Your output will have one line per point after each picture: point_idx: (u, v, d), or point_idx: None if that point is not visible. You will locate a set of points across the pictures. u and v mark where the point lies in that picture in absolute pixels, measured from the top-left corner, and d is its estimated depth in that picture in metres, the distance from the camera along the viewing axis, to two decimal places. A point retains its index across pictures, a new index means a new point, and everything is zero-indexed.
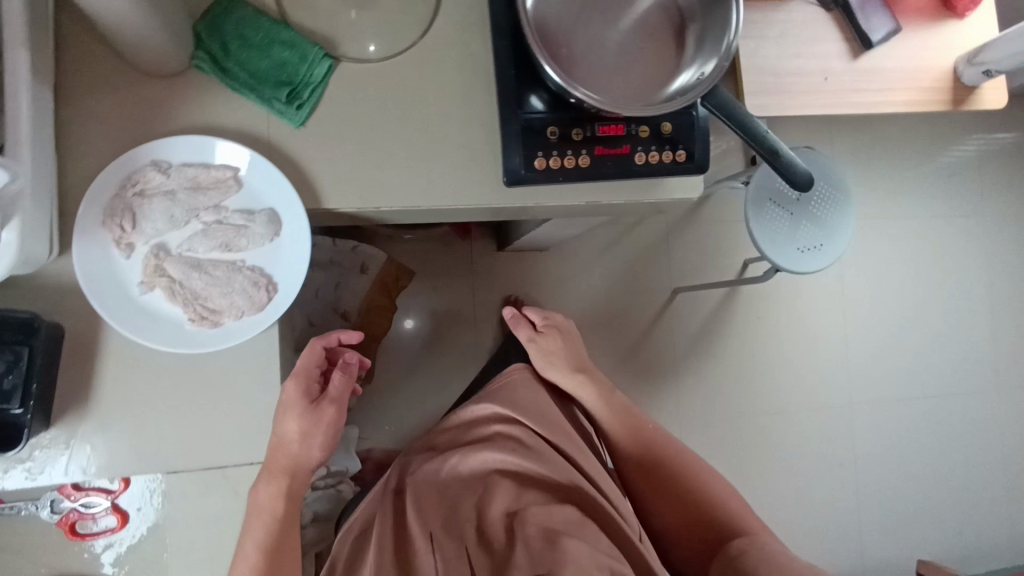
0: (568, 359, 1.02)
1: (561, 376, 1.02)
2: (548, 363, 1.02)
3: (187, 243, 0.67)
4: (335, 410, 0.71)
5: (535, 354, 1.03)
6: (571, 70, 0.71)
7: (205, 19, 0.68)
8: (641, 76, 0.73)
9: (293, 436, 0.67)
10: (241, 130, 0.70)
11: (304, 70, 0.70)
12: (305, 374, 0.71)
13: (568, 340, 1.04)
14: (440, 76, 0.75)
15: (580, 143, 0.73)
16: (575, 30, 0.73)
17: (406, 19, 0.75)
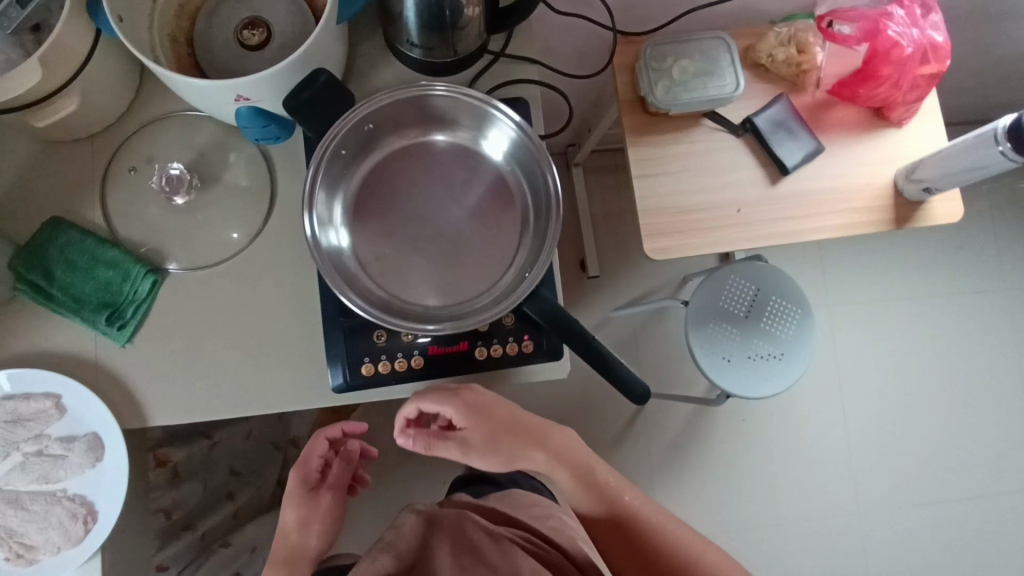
0: (518, 447, 0.78)
1: (524, 460, 0.79)
2: (496, 453, 0.76)
3: (6, 478, 0.67)
4: (332, 498, 0.80)
5: (473, 450, 0.75)
6: (393, 275, 0.67)
7: (26, 247, 0.69)
8: (474, 269, 0.68)
9: (291, 524, 0.78)
10: (68, 352, 0.70)
11: (127, 288, 0.69)
12: (305, 465, 0.79)
13: (505, 418, 0.76)
14: (276, 275, 0.73)
15: (411, 344, 0.69)
16: (397, 228, 0.69)
17: (236, 220, 0.73)
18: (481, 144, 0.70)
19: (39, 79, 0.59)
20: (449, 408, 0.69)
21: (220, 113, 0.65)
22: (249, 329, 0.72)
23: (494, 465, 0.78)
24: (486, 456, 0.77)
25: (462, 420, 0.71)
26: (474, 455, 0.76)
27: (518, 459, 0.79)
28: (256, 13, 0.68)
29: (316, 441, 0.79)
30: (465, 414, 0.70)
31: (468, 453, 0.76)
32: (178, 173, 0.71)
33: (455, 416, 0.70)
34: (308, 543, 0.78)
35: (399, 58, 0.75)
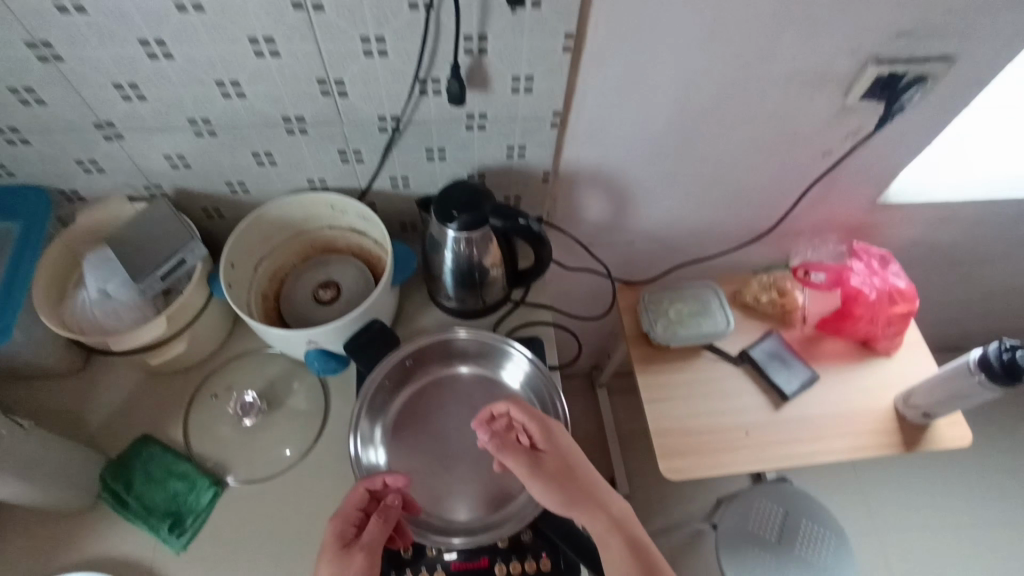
0: (585, 493, 0.67)
1: (585, 517, 0.66)
2: (563, 490, 0.67)
3: None
4: (369, 561, 0.62)
5: (540, 475, 0.68)
6: (420, 492, 0.76)
7: (118, 462, 0.82)
8: (493, 485, 0.76)
9: None
10: (127, 560, 0.78)
11: (193, 497, 0.81)
12: (343, 516, 0.66)
13: (576, 466, 0.69)
14: (321, 487, 0.83)
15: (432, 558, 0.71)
16: (425, 447, 0.79)
17: (294, 436, 0.86)
18: (501, 373, 0.83)
19: (165, 329, 0.79)
20: (535, 424, 0.71)
21: (293, 352, 0.82)
22: (287, 540, 0.80)
23: (554, 503, 0.67)
24: (552, 493, 0.67)
25: (545, 441, 0.70)
26: (540, 482, 0.67)
27: (578, 517, 0.66)
28: (329, 276, 0.91)
29: (357, 489, 0.67)
30: (547, 434, 0.70)
31: (536, 473, 0.68)
32: (251, 402, 0.87)
33: (536, 431, 0.70)
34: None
35: (439, 306, 0.94)
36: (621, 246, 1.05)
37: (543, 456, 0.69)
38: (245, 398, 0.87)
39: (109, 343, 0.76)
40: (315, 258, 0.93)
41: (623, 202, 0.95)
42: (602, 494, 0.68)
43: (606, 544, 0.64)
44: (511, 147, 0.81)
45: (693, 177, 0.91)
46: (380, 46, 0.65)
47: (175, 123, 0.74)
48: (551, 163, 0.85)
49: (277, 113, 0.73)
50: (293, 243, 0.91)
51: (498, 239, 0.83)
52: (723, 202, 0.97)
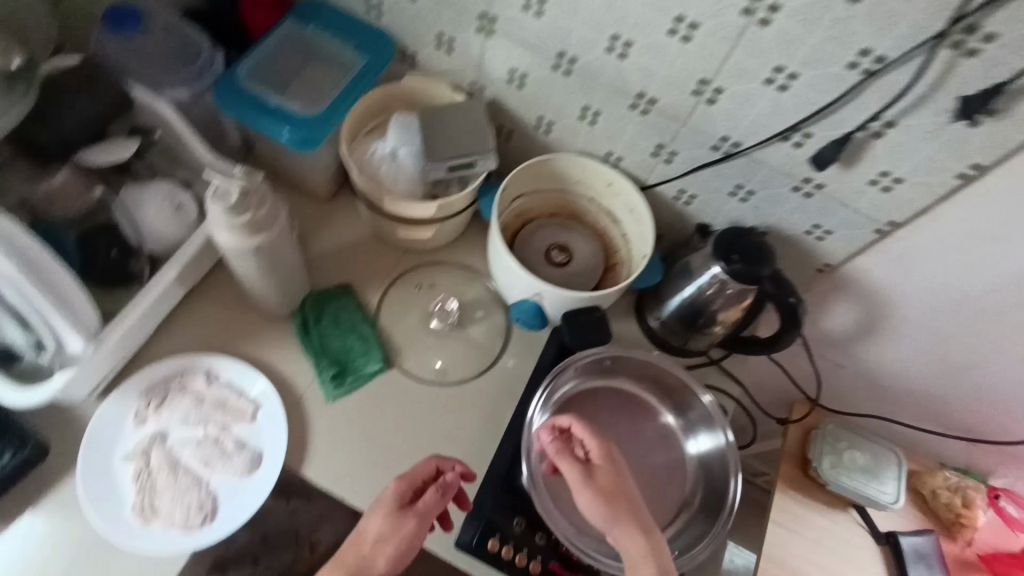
0: (631, 516, 0.64)
1: (625, 539, 0.63)
2: (609, 505, 0.64)
3: (183, 443, 0.75)
4: (417, 530, 0.65)
5: (591, 485, 0.66)
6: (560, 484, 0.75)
7: (319, 295, 0.87)
8: None
9: (368, 536, 0.65)
10: (284, 383, 0.82)
11: (360, 363, 0.84)
12: (406, 483, 0.68)
13: (626, 488, 0.67)
14: (466, 419, 0.84)
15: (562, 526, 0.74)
16: None
17: (464, 361, 0.88)
18: (686, 438, 0.80)
19: (427, 212, 0.82)
20: (595, 435, 0.69)
21: (511, 291, 0.84)
22: (418, 447, 0.81)
23: (598, 519, 0.65)
24: (598, 509, 0.65)
25: (601, 454, 0.69)
26: (588, 492, 0.65)
27: (617, 538, 0.63)
28: (566, 242, 0.90)
29: (427, 460, 0.69)
30: (605, 448, 0.69)
31: (586, 483, 0.66)
32: (452, 308, 0.90)
33: (595, 442, 0.69)
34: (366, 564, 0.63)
35: (641, 324, 0.92)
36: (831, 365, 0.99)
37: (596, 468, 0.67)
38: (448, 303, 0.91)
39: (383, 199, 0.81)
40: (560, 220, 0.92)
41: (871, 330, 0.89)
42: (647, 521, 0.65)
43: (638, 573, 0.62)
44: (815, 226, 0.77)
45: (961, 348, 0.84)
46: (788, 81, 0.63)
47: (545, 48, 0.75)
48: (837, 260, 0.80)
49: (638, 86, 0.73)
50: (552, 196, 0.91)
51: (748, 304, 0.80)
52: (967, 386, 0.89)
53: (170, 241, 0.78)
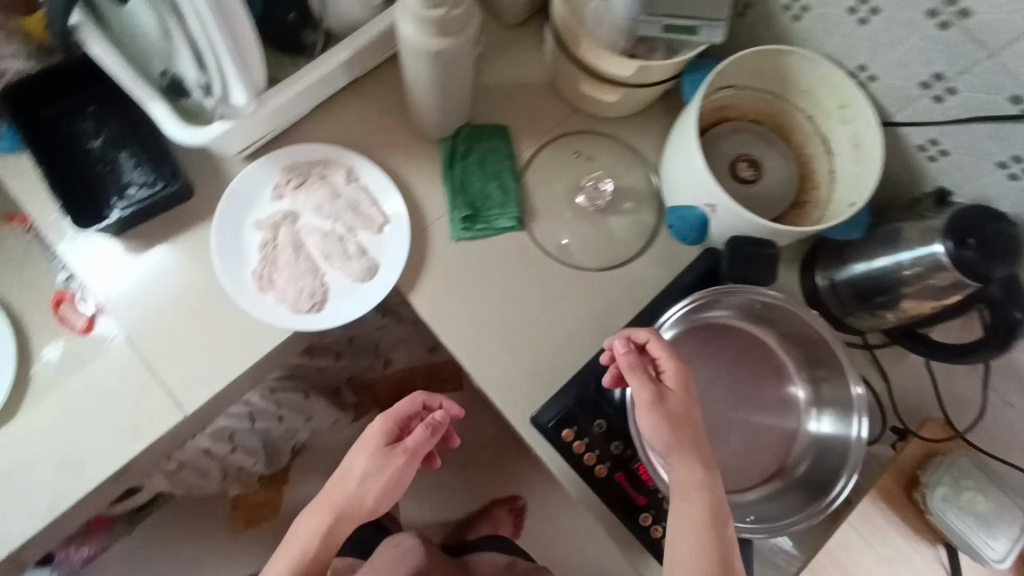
0: (691, 445, 0.62)
1: (681, 467, 0.61)
2: (672, 432, 0.62)
3: (310, 231, 0.75)
4: (407, 464, 0.69)
5: (658, 408, 0.62)
6: None
7: (474, 128, 0.80)
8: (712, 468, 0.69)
9: (355, 472, 0.69)
10: (417, 206, 0.78)
11: (494, 215, 0.78)
12: (392, 420, 0.72)
13: (694, 415, 0.64)
14: (580, 308, 0.78)
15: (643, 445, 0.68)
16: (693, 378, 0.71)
17: (597, 247, 0.81)
18: (807, 412, 0.72)
19: (624, 73, 0.70)
20: (674, 358, 0.64)
21: (676, 193, 0.72)
22: (525, 316, 0.77)
23: (659, 439, 0.63)
24: (660, 431, 0.62)
25: (676, 378, 0.64)
26: (654, 414, 0.62)
27: (674, 462, 0.62)
28: (758, 157, 0.78)
29: (410, 398, 0.73)
30: (681, 374, 0.64)
31: (655, 406, 0.62)
32: (606, 190, 0.82)
33: (672, 366, 0.63)
34: (356, 497, 0.68)
35: (802, 277, 0.80)
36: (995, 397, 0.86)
37: (668, 392, 0.63)
38: (603, 184, 0.82)
39: (578, 40, 0.69)
40: (759, 130, 0.79)
41: None
42: (706, 454, 0.63)
43: (688, 498, 0.61)
44: None
45: None
46: None
47: None
48: None
49: None
50: (764, 99, 0.77)
51: (950, 302, 0.67)
52: None
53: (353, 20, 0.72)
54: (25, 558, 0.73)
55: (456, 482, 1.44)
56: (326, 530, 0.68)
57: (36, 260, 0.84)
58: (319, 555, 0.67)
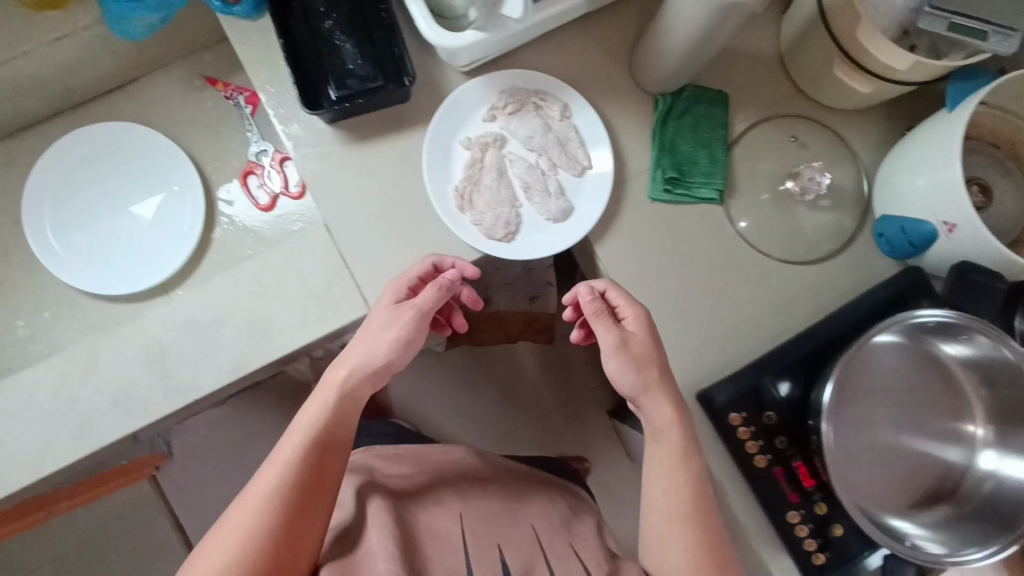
0: (659, 379, 0.69)
1: (654, 403, 0.68)
2: (641, 371, 0.68)
3: (515, 159, 0.74)
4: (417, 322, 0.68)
5: (624, 351, 0.68)
6: (836, 411, 0.69)
7: (697, 88, 0.77)
8: (874, 487, 0.68)
9: (368, 328, 0.68)
10: (622, 157, 0.76)
11: (697, 184, 0.76)
12: (402, 283, 0.70)
13: (661, 354, 0.70)
14: (759, 296, 0.77)
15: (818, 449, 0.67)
16: (874, 394, 0.70)
17: (787, 237, 0.79)
18: (985, 451, 0.68)
19: (895, 67, 0.65)
20: (636, 304, 0.69)
21: (907, 201, 0.71)
22: (703, 291, 0.77)
23: (630, 380, 0.68)
24: (632, 371, 0.68)
25: (639, 323, 0.69)
26: (623, 358, 0.68)
27: (644, 402, 0.68)
28: (988, 184, 0.74)
29: (421, 260, 0.70)
30: (647, 320, 0.69)
31: (623, 349, 0.68)
32: (822, 185, 0.77)
33: (636, 313, 0.69)
34: (373, 355, 0.67)
35: None
36: None
37: (636, 337, 0.69)
38: (820, 176, 0.77)
39: (861, 20, 0.63)
40: (998, 155, 0.74)
41: None
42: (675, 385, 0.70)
43: (659, 437, 0.68)
44: None
45: None
46: None
47: None
48: None
49: None
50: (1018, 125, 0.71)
51: None
52: None
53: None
54: (192, 408, 0.77)
55: (529, 426, 1.46)
56: (344, 384, 0.67)
57: (228, 126, 0.85)
58: (343, 407, 0.67)
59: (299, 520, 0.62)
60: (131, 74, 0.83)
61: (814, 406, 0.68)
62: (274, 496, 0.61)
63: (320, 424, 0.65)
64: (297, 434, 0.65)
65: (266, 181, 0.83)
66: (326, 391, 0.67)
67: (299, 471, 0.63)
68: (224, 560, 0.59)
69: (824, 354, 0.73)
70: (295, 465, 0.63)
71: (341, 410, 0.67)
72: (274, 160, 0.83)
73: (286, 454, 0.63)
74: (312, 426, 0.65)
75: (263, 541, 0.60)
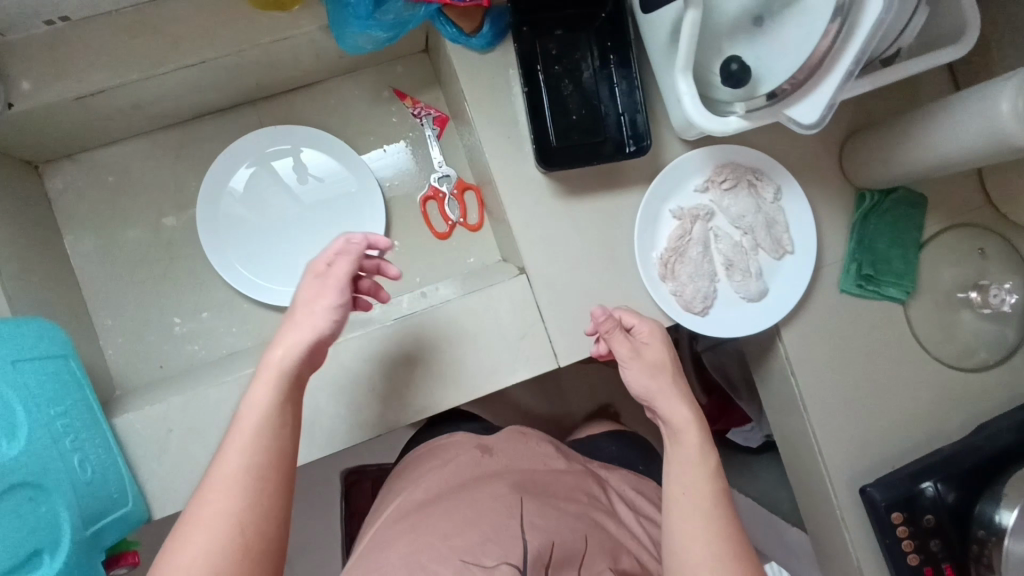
0: (674, 391, 0.66)
1: (667, 407, 0.66)
2: (653, 383, 0.66)
3: (721, 235, 0.74)
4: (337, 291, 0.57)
5: (640, 359, 0.67)
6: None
7: (901, 191, 0.77)
8: None
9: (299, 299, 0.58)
10: (819, 246, 0.77)
11: (888, 283, 0.77)
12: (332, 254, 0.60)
13: (675, 368, 0.68)
14: (922, 398, 0.80)
15: (978, 558, 0.71)
16: None
17: (961, 343, 0.80)
18: None
19: None
20: (645, 316, 0.69)
21: None
22: (873, 386, 0.79)
23: (643, 389, 0.67)
24: (645, 383, 0.67)
25: (649, 333, 0.68)
26: (635, 367, 0.66)
27: (659, 404, 0.66)
28: None
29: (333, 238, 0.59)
30: (656, 331, 0.69)
31: (635, 359, 0.67)
32: (1007, 307, 0.79)
33: (647, 323, 0.68)
34: (313, 329, 0.56)
35: None
36: None
37: (646, 349, 0.68)
38: (1006, 296, 0.79)
39: None
40: None
41: None
42: (688, 394, 0.67)
43: (678, 438, 0.65)
44: None
45: None
46: None
47: None
48: None
49: None
50: None
51: None
52: None
53: (887, 56, 0.67)
54: None
55: None
56: (294, 364, 0.55)
57: (411, 145, 0.82)
58: (298, 387, 0.56)
59: (279, 502, 0.51)
60: (325, 75, 0.79)
61: (985, 517, 0.71)
62: (248, 480, 0.50)
63: (276, 405, 0.54)
64: (248, 420, 0.52)
65: (445, 208, 0.80)
66: (267, 373, 0.55)
67: (265, 454, 0.52)
68: (198, 564, 0.46)
69: (992, 469, 0.74)
70: (265, 445, 0.52)
71: (297, 387, 0.56)
72: (456, 188, 0.80)
73: (246, 429, 0.52)
74: (273, 398, 0.54)
75: (248, 531, 0.48)
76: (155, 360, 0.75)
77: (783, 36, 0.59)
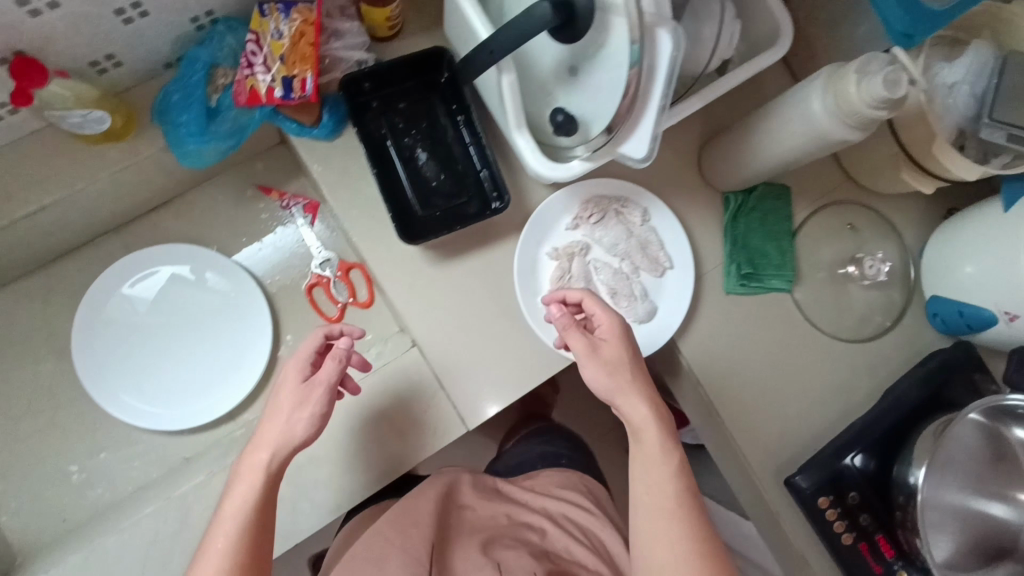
0: (636, 389, 0.62)
1: (629, 406, 0.61)
2: (614, 381, 0.61)
3: (600, 266, 0.76)
4: (321, 400, 0.58)
5: (597, 357, 0.62)
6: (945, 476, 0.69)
7: (763, 186, 0.80)
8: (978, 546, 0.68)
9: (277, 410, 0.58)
10: (697, 254, 0.79)
11: (769, 276, 0.79)
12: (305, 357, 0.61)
13: (637, 363, 0.63)
14: (828, 377, 0.82)
15: (903, 523, 0.73)
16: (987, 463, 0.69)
17: (850, 317, 0.83)
18: None
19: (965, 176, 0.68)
20: (606, 308, 0.64)
21: (954, 287, 0.77)
22: (778, 375, 0.81)
23: (603, 389, 0.62)
24: (606, 380, 0.62)
25: (610, 328, 0.64)
26: (594, 365, 0.62)
27: (620, 403, 0.62)
28: None
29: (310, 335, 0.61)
30: (617, 324, 0.63)
31: (595, 356, 0.62)
32: (883, 276, 0.84)
33: (607, 317, 0.64)
34: (288, 433, 0.57)
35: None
36: None
37: (604, 344, 0.63)
38: (881, 266, 0.84)
39: (936, 140, 0.68)
40: None
41: None
42: (650, 390, 0.62)
43: (640, 437, 0.61)
44: None
45: None
46: None
47: None
48: None
49: None
50: None
51: None
52: None
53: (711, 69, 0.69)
54: None
55: None
56: (269, 466, 0.56)
57: (288, 236, 0.81)
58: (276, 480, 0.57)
59: None
60: (180, 188, 0.78)
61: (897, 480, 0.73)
62: None
63: (252, 505, 0.55)
64: (230, 518, 0.54)
65: (331, 292, 0.80)
66: (246, 476, 0.56)
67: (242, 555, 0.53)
68: None
69: (898, 433, 0.77)
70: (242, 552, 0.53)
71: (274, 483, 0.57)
72: (338, 270, 0.79)
73: (220, 538, 0.53)
74: (246, 499, 0.55)
75: None
76: (60, 514, 0.72)
77: (596, 80, 0.59)
